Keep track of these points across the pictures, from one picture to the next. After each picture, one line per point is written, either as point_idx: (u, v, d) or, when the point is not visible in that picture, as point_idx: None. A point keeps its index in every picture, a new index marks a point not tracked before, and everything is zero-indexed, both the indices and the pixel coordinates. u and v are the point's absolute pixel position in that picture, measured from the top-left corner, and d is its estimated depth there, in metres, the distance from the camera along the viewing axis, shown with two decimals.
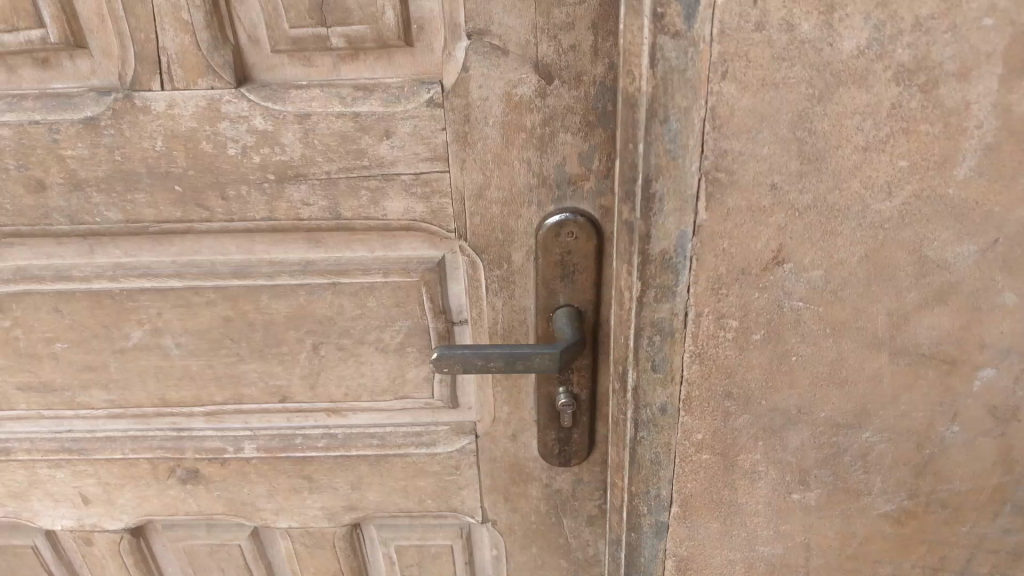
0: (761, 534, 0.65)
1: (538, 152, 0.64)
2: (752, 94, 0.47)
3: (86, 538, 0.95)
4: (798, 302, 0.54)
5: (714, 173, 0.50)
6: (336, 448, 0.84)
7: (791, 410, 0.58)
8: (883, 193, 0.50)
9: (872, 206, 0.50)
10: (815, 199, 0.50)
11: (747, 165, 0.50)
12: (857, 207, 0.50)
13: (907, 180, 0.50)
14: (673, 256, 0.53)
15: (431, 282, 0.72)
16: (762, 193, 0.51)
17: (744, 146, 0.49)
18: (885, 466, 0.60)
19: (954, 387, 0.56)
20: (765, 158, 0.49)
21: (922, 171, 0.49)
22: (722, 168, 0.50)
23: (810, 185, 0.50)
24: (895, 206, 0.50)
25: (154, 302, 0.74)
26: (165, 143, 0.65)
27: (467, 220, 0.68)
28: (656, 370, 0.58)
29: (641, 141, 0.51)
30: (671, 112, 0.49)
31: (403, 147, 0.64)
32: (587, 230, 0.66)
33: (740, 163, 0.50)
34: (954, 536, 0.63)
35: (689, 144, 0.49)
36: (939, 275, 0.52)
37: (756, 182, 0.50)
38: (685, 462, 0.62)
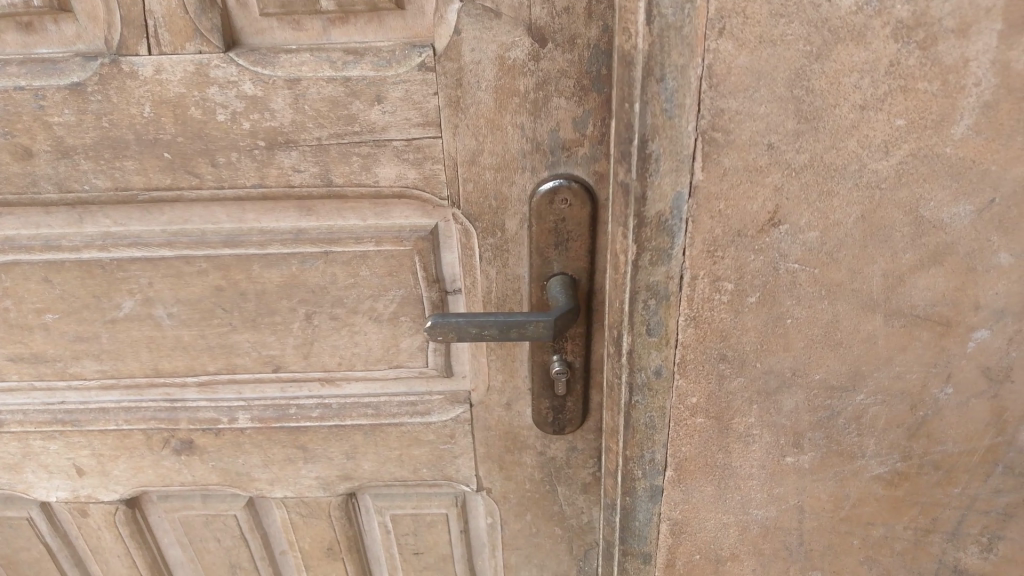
0: (754, 498, 0.66)
1: (532, 117, 0.63)
2: (749, 52, 0.47)
3: (81, 510, 0.95)
4: (794, 264, 0.54)
5: (710, 133, 0.50)
6: (330, 417, 0.84)
7: (786, 372, 0.58)
8: (880, 152, 0.50)
9: (868, 165, 0.50)
10: (812, 158, 0.50)
11: (743, 125, 0.49)
12: (853, 166, 0.50)
13: (904, 139, 0.49)
14: (669, 218, 0.53)
15: (424, 250, 0.72)
16: (758, 152, 0.50)
17: (741, 104, 0.49)
18: (878, 428, 0.60)
19: (948, 348, 0.56)
20: (761, 117, 0.49)
21: (919, 129, 0.49)
22: (718, 128, 0.49)
23: (806, 144, 0.50)
24: (892, 165, 0.50)
25: (145, 272, 0.74)
26: (152, 109, 0.64)
27: (460, 187, 0.67)
28: (651, 334, 0.58)
29: (637, 100, 0.50)
30: (668, 70, 0.48)
31: (395, 113, 0.63)
32: (581, 197, 0.66)
33: (736, 122, 0.49)
34: (946, 497, 0.64)
35: (685, 103, 0.49)
36: (935, 235, 0.52)
37: (752, 142, 0.50)
38: (680, 425, 0.62)
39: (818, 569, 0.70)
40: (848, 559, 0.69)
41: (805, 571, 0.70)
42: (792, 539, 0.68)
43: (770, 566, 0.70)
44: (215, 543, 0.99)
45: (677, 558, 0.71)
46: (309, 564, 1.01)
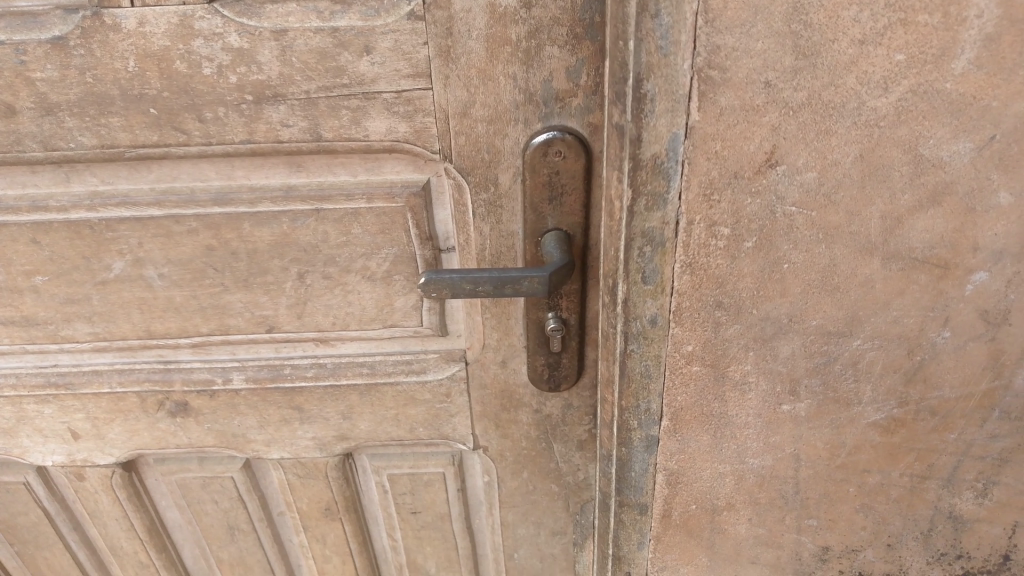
0: (751, 447, 0.66)
1: (524, 66, 0.62)
2: None
3: (78, 474, 0.95)
4: (791, 206, 0.53)
5: (706, 71, 0.49)
6: (325, 377, 0.84)
7: (782, 318, 0.58)
8: (879, 89, 0.49)
9: (867, 102, 0.49)
10: (810, 96, 0.49)
11: (740, 62, 0.48)
12: (852, 103, 0.49)
13: (904, 74, 0.48)
14: (665, 160, 0.52)
15: (416, 207, 0.71)
16: (755, 91, 0.49)
17: (738, 41, 0.48)
18: (875, 374, 0.60)
19: (946, 291, 0.56)
20: (758, 53, 0.48)
21: (919, 65, 0.48)
22: (714, 66, 0.48)
23: (804, 82, 0.49)
24: (891, 102, 0.49)
25: (134, 232, 0.73)
26: (137, 63, 0.62)
27: (452, 140, 0.66)
28: (646, 282, 0.58)
29: (632, 37, 0.49)
30: (662, 7, 0.47)
31: (384, 64, 0.62)
32: (575, 149, 0.64)
33: (733, 59, 0.48)
34: (942, 443, 0.64)
35: (680, 39, 0.48)
36: (934, 174, 0.51)
37: (749, 80, 0.49)
38: (676, 374, 0.62)
39: (814, 518, 0.70)
40: (844, 507, 0.69)
41: (801, 520, 0.71)
42: (788, 488, 0.68)
43: (766, 515, 0.71)
44: (213, 506, 0.99)
45: (673, 508, 0.72)
46: (308, 525, 1.01)
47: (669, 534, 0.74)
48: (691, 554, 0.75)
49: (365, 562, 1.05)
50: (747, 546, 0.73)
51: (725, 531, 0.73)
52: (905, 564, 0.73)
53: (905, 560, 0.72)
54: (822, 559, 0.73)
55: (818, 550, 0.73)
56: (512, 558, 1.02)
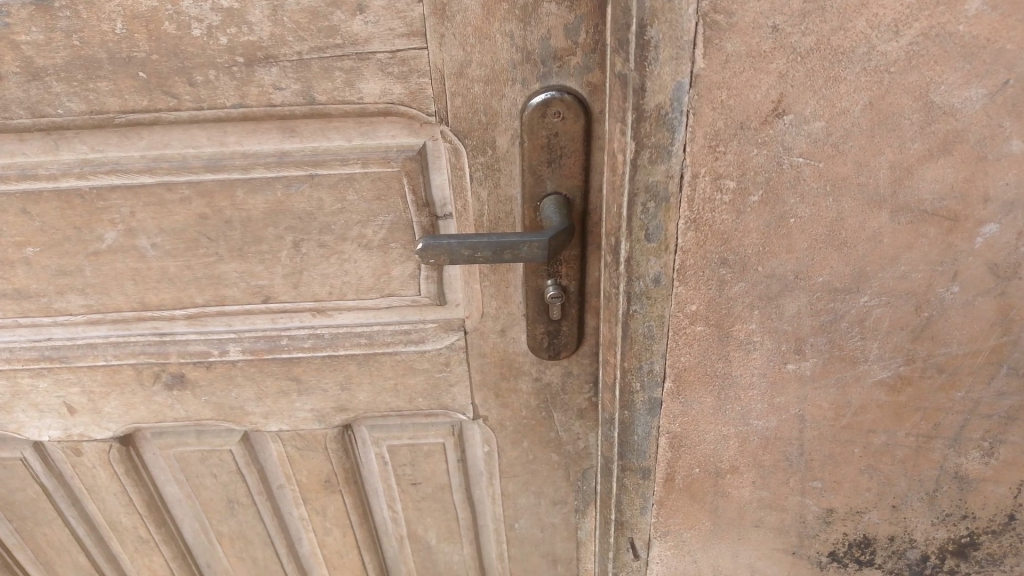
0: (755, 408, 0.65)
1: (521, 24, 0.60)
2: None
3: (76, 449, 0.95)
4: (798, 157, 0.52)
5: (712, 16, 0.47)
6: (323, 347, 0.83)
7: (788, 275, 0.57)
8: (889, 33, 0.47)
9: (878, 47, 0.48)
10: (818, 41, 0.48)
11: (746, 6, 0.47)
12: (862, 49, 0.48)
13: (915, 17, 0.47)
14: (669, 111, 0.51)
15: (413, 171, 0.69)
16: (762, 37, 0.48)
17: None
18: (882, 331, 0.60)
19: (956, 244, 0.55)
20: None
21: (930, 7, 0.46)
22: (720, 10, 0.47)
23: (812, 26, 0.47)
24: (903, 47, 0.48)
25: (126, 200, 0.72)
26: (125, 25, 0.60)
27: (449, 102, 0.65)
28: (650, 240, 0.57)
29: None
30: None
31: (378, 23, 0.61)
32: (575, 110, 0.63)
33: (739, 2, 0.47)
34: (949, 402, 0.63)
35: None
36: (945, 122, 0.50)
37: (756, 25, 0.48)
38: (679, 334, 0.61)
39: (818, 480, 0.70)
40: (849, 468, 0.69)
41: (806, 482, 0.70)
42: (793, 451, 0.68)
43: (770, 478, 0.70)
44: (211, 479, 0.99)
45: (677, 472, 0.71)
46: (307, 498, 1.01)
47: (672, 498, 0.74)
48: (695, 518, 0.75)
49: (366, 533, 1.05)
50: (751, 509, 0.73)
51: (729, 494, 0.72)
52: (909, 525, 0.72)
53: (910, 521, 0.72)
54: (827, 521, 0.73)
55: (822, 513, 0.72)
56: (513, 528, 1.02)
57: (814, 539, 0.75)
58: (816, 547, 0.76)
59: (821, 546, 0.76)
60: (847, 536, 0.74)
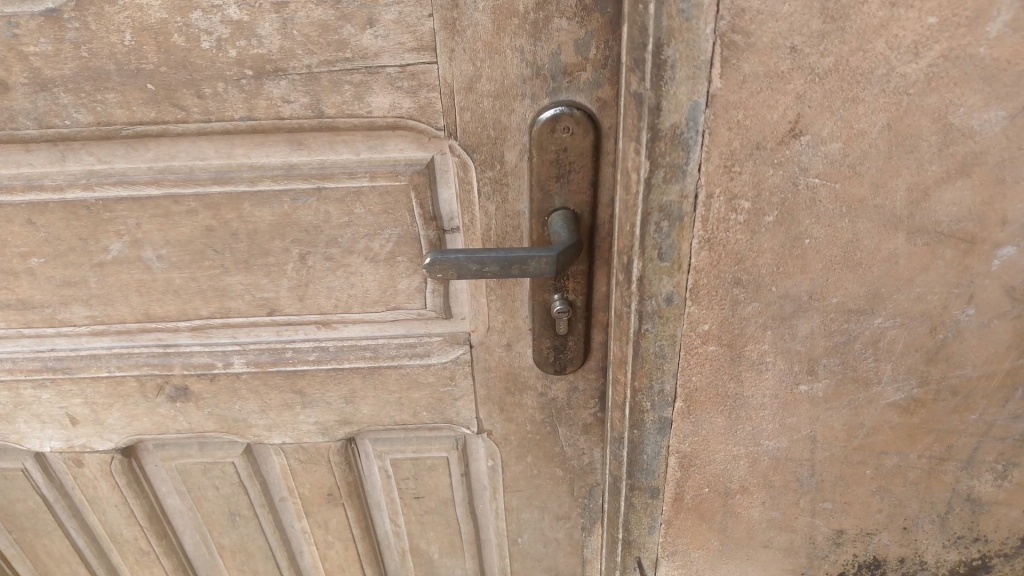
0: (766, 428, 0.65)
1: (531, 39, 0.60)
2: None
3: (77, 459, 0.94)
4: (815, 178, 0.52)
5: (729, 35, 0.47)
6: (328, 361, 0.82)
7: (802, 296, 0.57)
8: (909, 54, 0.47)
9: (897, 68, 0.47)
10: (837, 62, 0.47)
11: (765, 26, 0.46)
12: (882, 69, 0.48)
13: (936, 39, 0.46)
14: (684, 131, 0.51)
15: (421, 185, 0.69)
16: (781, 57, 0.48)
17: (763, 3, 0.46)
18: (896, 353, 0.59)
19: (972, 267, 0.54)
20: (784, 17, 0.46)
21: (952, 28, 0.46)
22: (738, 30, 0.47)
23: (831, 46, 0.47)
24: (922, 68, 0.47)
25: (132, 212, 0.71)
26: (134, 37, 0.60)
27: (457, 116, 0.64)
28: (663, 259, 0.56)
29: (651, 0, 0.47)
30: None
31: (388, 37, 0.60)
32: (584, 125, 0.63)
33: (758, 22, 0.46)
34: (963, 424, 0.63)
35: (703, 3, 0.46)
36: (964, 144, 0.50)
37: (774, 45, 0.47)
38: (691, 354, 0.61)
39: (829, 501, 0.69)
40: (860, 490, 0.68)
41: (816, 503, 0.70)
42: (804, 471, 0.67)
43: (780, 498, 0.70)
44: (213, 492, 0.98)
45: (686, 491, 0.71)
46: (310, 510, 1.00)
47: (681, 518, 0.73)
48: (703, 538, 0.74)
49: (368, 547, 1.04)
50: (760, 529, 0.73)
51: (738, 514, 0.72)
52: (920, 547, 0.72)
53: (921, 543, 0.71)
54: (836, 542, 0.72)
55: (832, 534, 0.72)
56: (516, 543, 1.01)
57: (824, 559, 0.74)
58: (825, 567, 0.75)
59: (831, 567, 0.75)
60: (857, 558, 0.74)
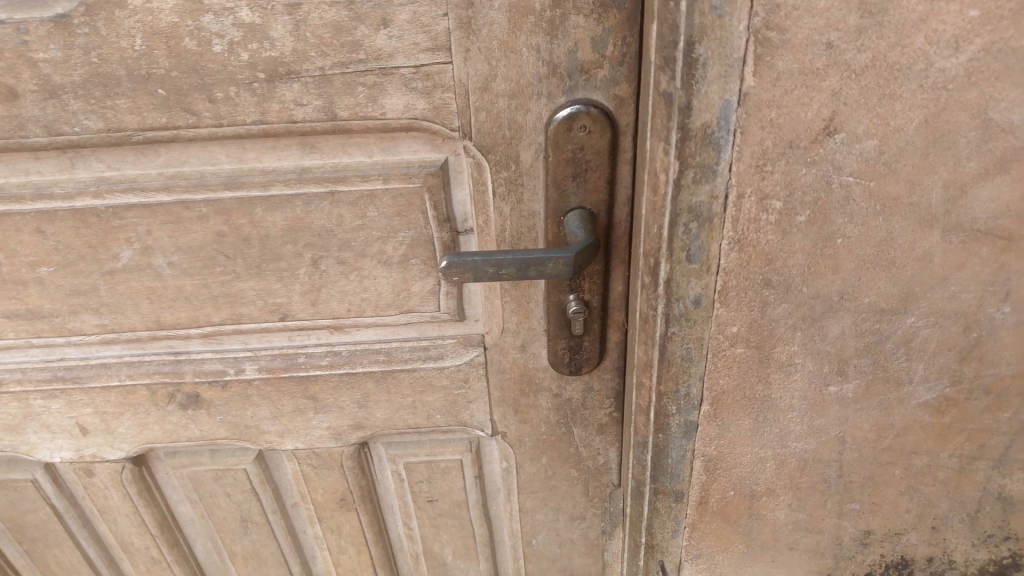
0: (794, 430, 0.64)
1: (547, 37, 0.59)
2: None
3: (87, 469, 0.93)
4: (849, 176, 0.51)
5: (764, 32, 0.46)
6: (341, 365, 0.82)
7: (833, 296, 0.56)
8: (949, 49, 0.46)
9: (936, 63, 0.47)
10: (874, 58, 0.46)
11: (800, 22, 0.45)
12: (920, 65, 0.47)
13: (977, 32, 0.45)
14: (716, 130, 0.50)
15: (435, 187, 0.68)
16: (815, 53, 0.46)
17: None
18: (928, 352, 0.58)
19: (1008, 264, 0.54)
20: (822, 11, 0.45)
21: (994, 21, 0.45)
22: (773, 27, 0.46)
23: (869, 42, 0.46)
24: (962, 63, 0.46)
25: (142, 219, 0.70)
26: (144, 41, 0.59)
27: (473, 116, 0.63)
28: (691, 261, 0.55)
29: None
30: None
31: (402, 37, 0.59)
32: (601, 124, 0.62)
33: (793, 18, 0.45)
34: (995, 423, 0.62)
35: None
36: (1003, 141, 0.49)
37: (809, 40, 0.46)
38: (718, 356, 0.60)
39: (856, 502, 0.68)
40: (888, 490, 0.67)
41: (843, 504, 0.69)
42: (831, 472, 0.66)
43: (806, 500, 0.69)
44: (225, 499, 0.97)
45: (711, 495, 0.70)
46: (323, 516, 0.99)
47: (705, 521, 0.72)
48: (727, 541, 0.73)
49: (382, 551, 1.03)
50: (786, 531, 0.72)
51: (763, 517, 0.71)
52: (949, 547, 0.71)
53: (950, 543, 0.71)
54: (863, 542, 0.72)
55: (859, 535, 0.71)
56: (531, 545, 1.01)
57: (851, 560, 0.73)
58: (852, 568, 0.74)
59: (857, 568, 0.74)
60: (884, 558, 0.73)
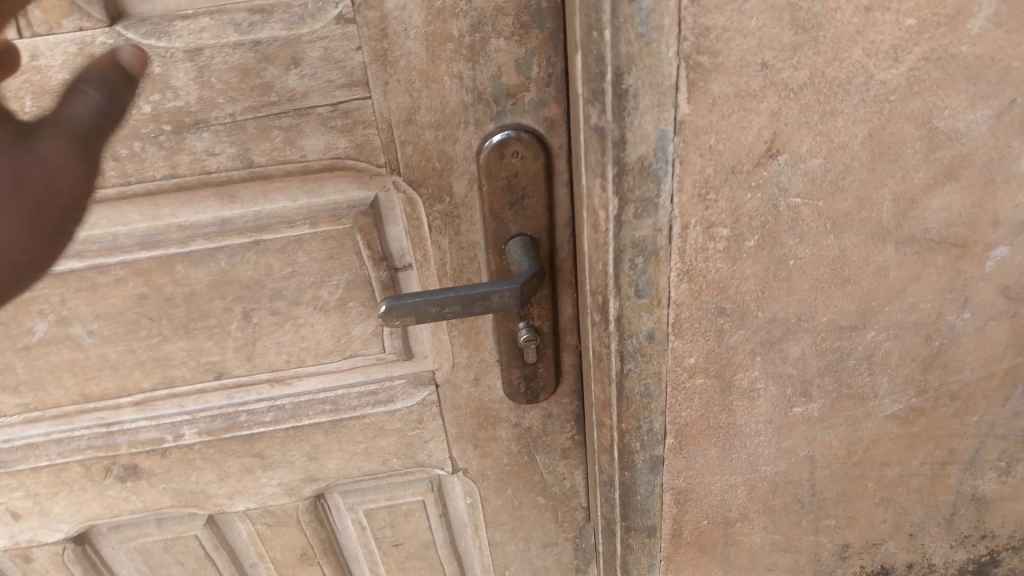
0: (762, 455, 0.62)
1: (469, 63, 0.56)
2: None
3: (24, 555, 0.87)
4: (795, 198, 0.49)
5: (694, 56, 0.44)
6: (286, 420, 0.77)
7: (790, 318, 0.54)
8: (888, 60, 0.44)
9: (876, 75, 0.45)
10: (812, 74, 0.45)
11: (732, 44, 0.43)
12: (859, 78, 0.45)
13: (915, 41, 0.44)
14: (653, 161, 0.47)
15: (366, 226, 0.64)
16: (751, 75, 0.45)
17: (729, 19, 0.42)
18: (891, 365, 0.57)
19: (965, 270, 0.52)
20: (753, 31, 0.43)
21: (931, 28, 0.43)
22: (703, 50, 0.43)
23: (805, 59, 0.44)
24: (903, 73, 0.45)
25: (55, 289, 0.65)
26: (35, 103, 0.54)
27: (398, 151, 0.60)
28: (641, 296, 0.52)
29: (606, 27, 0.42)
30: None
31: (315, 75, 0.55)
32: (533, 148, 0.59)
33: (724, 40, 0.43)
34: (964, 427, 0.61)
35: (663, 25, 0.42)
36: (950, 148, 0.47)
37: (743, 63, 0.44)
38: (678, 390, 0.58)
39: (832, 518, 0.67)
40: (862, 503, 0.66)
41: (819, 521, 0.67)
42: (804, 492, 0.65)
43: (782, 522, 0.67)
44: (178, 568, 0.92)
45: (684, 527, 0.68)
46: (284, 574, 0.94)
47: (680, 553, 0.70)
48: (705, 569, 0.72)
49: None
50: (764, 553, 0.70)
51: (739, 542, 0.69)
52: (927, 551, 0.70)
53: (928, 547, 0.70)
54: (842, 556, 0.70)
55: (837, 549, 0.69)
56: None
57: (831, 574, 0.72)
58: None
59: None
60: (864, 568, 0.71)
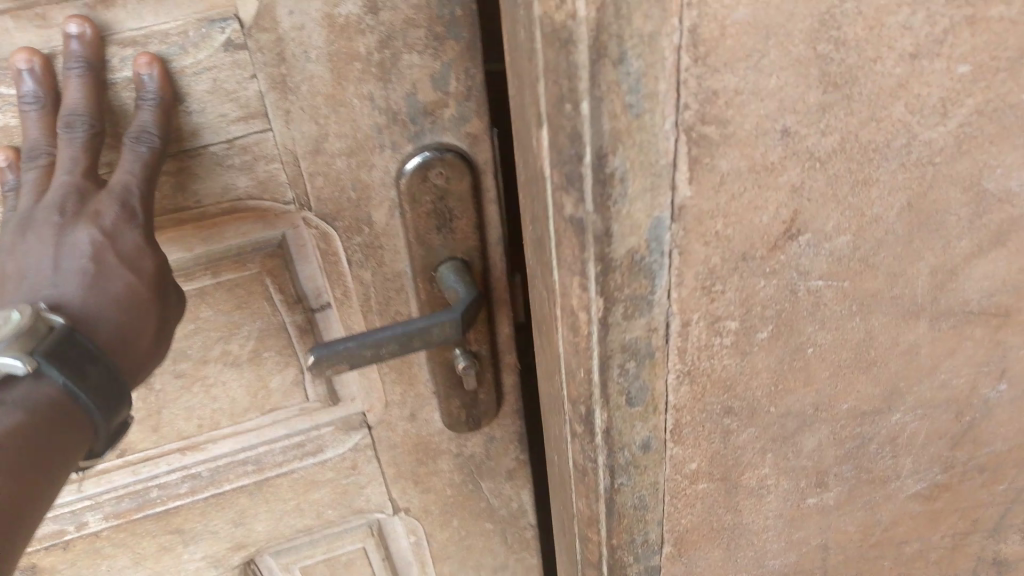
0: (770, 549, 0.58)
1: (380, 82, 0.45)
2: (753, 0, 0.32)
3: None
4: (816, 281, 0.42)
5: (698, 128, 0.34)
6: (204, 488, 0.65)
7: (807, 409, 0.48)
8: (935, 115, 0.37)
9: (919, 134, 0.38)
10: (843, 139, 0.37)
11: (746, 109, 0.34)
12: (899, 140, 0.38)
13: (970, 90, 0.37)
14: (646, 254, 0.38)
15: (275, 270, 0.54)
16: (768, 144, 0.36)
17: (743, 80, 0.34)
18: (916, 445, 0.52)
19: (1004, 339, 0.47)
20: (769, 92, 0.34)
21: (989, 73, 0.37)
22: (710, 118, 0.34)
23: (836, 121, 0.36)
24: (951, 130, 0.38)
25: None
26: None
27: (307, 185, 0.49)
28: (633, 404, 0.44)
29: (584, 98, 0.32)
30: (629, 46, 0.31)
31: (204, 110, 0.44)
32: (459, 165, 0.48)
33: (738, 106, 0.34)
34: (990, 496, 0.58)
35: (659, 92, 0.33)
36: (1000, 210, 0.42)
37: (760, 130, 0.35)
38: (678, 496, 0.51)
39: None
40: None
41: None
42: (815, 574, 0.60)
43: None
44: None
45: None
46: None
47: None
48: None
49: None
50: None
51: None
52: None
53: None
54: None
55: None
56: None
57: None
58: None
59: None
60: None
